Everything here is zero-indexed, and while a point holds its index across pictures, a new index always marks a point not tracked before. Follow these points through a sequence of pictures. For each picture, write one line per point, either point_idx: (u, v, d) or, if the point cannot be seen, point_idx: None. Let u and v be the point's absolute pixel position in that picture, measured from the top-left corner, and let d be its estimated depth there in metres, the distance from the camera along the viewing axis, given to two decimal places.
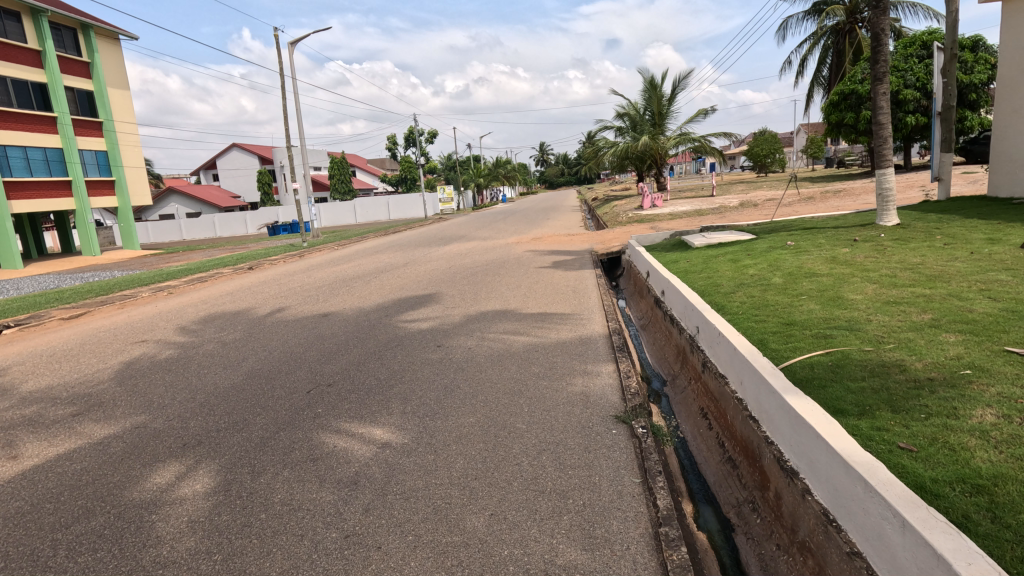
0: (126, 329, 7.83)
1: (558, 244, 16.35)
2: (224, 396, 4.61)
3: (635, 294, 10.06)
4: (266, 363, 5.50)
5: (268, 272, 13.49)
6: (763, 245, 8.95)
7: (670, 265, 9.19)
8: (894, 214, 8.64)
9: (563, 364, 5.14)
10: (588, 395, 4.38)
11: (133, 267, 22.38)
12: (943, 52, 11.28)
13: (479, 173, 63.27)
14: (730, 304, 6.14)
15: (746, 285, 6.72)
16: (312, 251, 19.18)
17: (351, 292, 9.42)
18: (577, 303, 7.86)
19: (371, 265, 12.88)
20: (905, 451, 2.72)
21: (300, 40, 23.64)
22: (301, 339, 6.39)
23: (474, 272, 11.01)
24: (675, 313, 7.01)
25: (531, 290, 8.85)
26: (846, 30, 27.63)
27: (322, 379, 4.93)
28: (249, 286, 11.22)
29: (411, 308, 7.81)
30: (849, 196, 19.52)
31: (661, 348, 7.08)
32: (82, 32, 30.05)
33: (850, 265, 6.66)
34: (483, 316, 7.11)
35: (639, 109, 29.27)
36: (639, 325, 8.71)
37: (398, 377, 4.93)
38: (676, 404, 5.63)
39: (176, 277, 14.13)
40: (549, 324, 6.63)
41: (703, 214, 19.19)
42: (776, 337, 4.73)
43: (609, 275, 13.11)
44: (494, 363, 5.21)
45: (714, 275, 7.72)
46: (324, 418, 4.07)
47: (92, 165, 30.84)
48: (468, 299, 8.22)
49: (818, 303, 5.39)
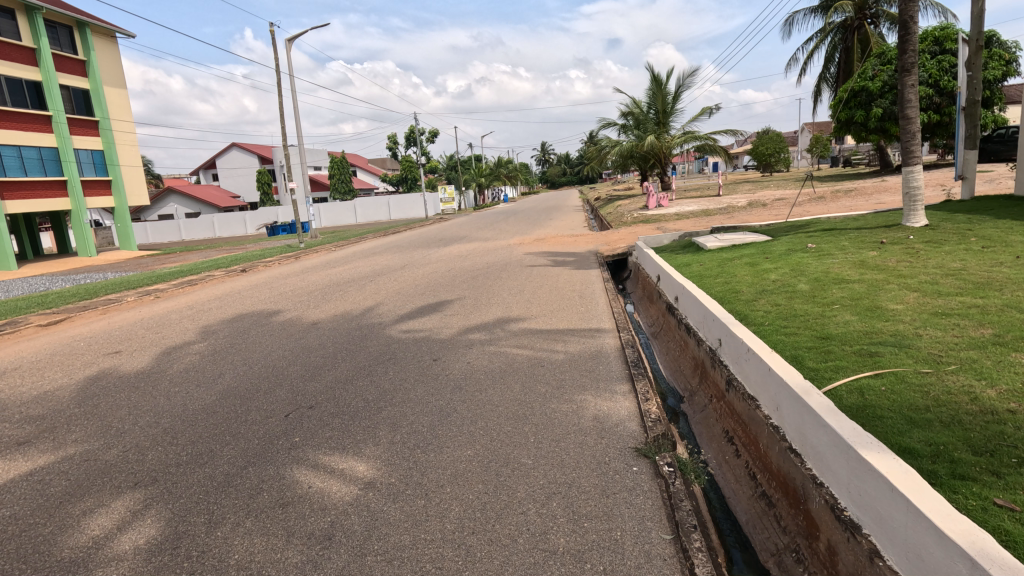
0: (101, 339, 7.29)
1: (560, 245, 15.81)
2: (192, 421, 4.09)
3: (644, 299, 9.55)
4: (245, 378, 4.99)
5: (261, 275, 12.95)
6: (781, 248, 8.43)
7: (682, 269, 8.66)
8: (921, 214, 8.10)
9: (572, 382, 4.63)
10: (602, 421, 3.87)
11: (127, 269, 21.95)
12: (967, 44, 10.80)
13: (480, 173, 62.72)
14: (753, 313, 5.63)
15: (768, 292, 6.19)
16: (309, 252, 18.68)
17: (344, 298, 8.88)
18: (585, 310, 7.35)
19: (368, 268, 12.35)
20: (1005, 511, 2.22)
21: (298, 37, 23.19)
22: (287, 351, 5.86)
23: (475, 275, 10.47)
24: (691, 322, 6.48)
25: (535, 295, 8.32)
26: (854, 26, 27.21)
27: (304, 400, 4.40)
28: (239, 290, 10.70)
29: (407, 315, 7.29)
30: (860, 195, 18.98)
31: (676, 360, 6.55)
32: (77, 30, 29.60)
33: (882, 270, 6.13)
34: (483, 326, 6.59)
35: (644, 107, 28.72)
36: (649, 333, 8.20)
37: (388, 397, 4.41)
38: (695, 424, 5.13)
39: (166, 279, 13.60)
40: (555, 335, 6.12)
41: (710, 214, 18.63)
42: (814, 354, 4.20)
43: (615, 277, 12.59)
44: (496, 381, 4.69)
45: (732, 280, 7.18)
46: (300, 450, 3.55)
47: (88, 164, 30.35)
48: (468, 306, 7.69)
49: (854, 314, 4.87)
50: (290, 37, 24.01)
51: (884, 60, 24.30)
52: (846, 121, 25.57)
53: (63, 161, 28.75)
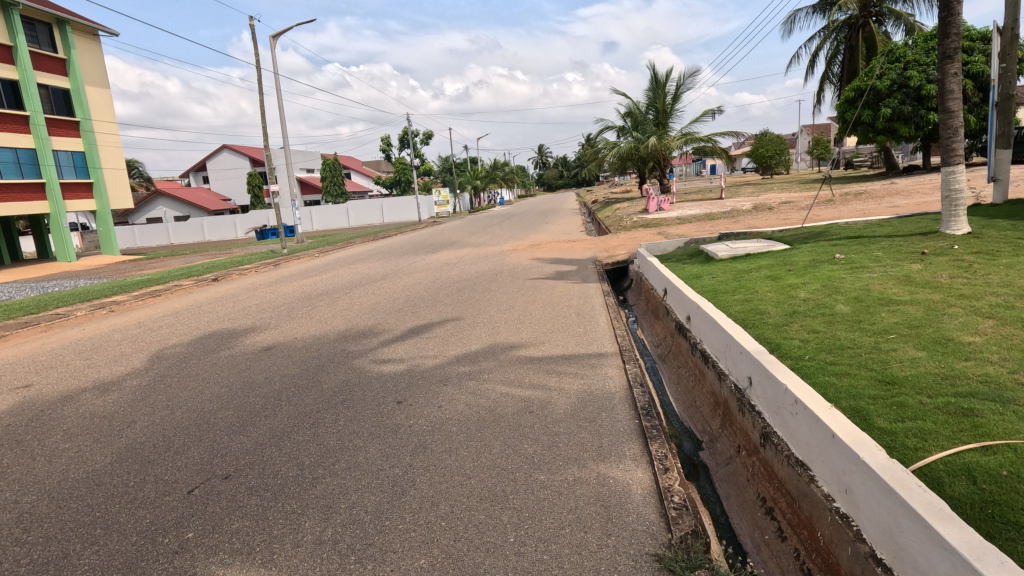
0: (19, 366, 6.22)
1: (557, 251, 14.87)
2: (62, 500, 3.08)
3: (648, 314, 8.62)
4: (158, 430, 3.98)
5: (231, 285, 11.93)
6: (804, 258, 7.49)
7: (692, 283, 7.68)
8: (963, 222, 7.15)
9: (568, 437, 3.65)
10: (607, 503, 2.88)
11: (104, 276, 20.92)
12: (998, 33, 9.88)
13: (477, 175, 61.92)
14: (787, 342, 4.65)
15: (801, 314, 5.21)
16: (290, 258, 17.66)
17: (313, 315, 7.84)
18: (583, 331, 6.36)
19: (346, 278, 11.35)
20: None
21: (283, 34, 22.10)
22: (224, 388, 4.83)
23: (462, 287, 9.49)
24: (708, 349, 5.50)
25: (527, 313, 7.32)
26: (858, 24, 26.38)
27: (219, 466, 3.39)
28: (202, 304, 9.68)
29: (378, 339, 6.28)
30: (870, 199, 18.09)
31: (690, 394, 5.59)
32: (57, 27, 28.50)
33: (937, 288, 5.18)
34: (466, 354, 5.59)
35: (642, 107, 27.80)
36: (656, 356, 7.27)
37: (329, 463, 3.40)
38: (720, 484, 4.16)
39: (130, 289, 12.55)
40: (548, 367, 5.12)
41: (714, 218, 17.74)
42: (885, 407, 3.21)
43: (615, 287, 11.69)
44: (471, 436, 3.70)
45: (754, 297, 6.21)
46: (189, 558, 2.54)
47: (68, 167, 29.25)
48: (450, 328, 6.69)
49: (920, 349, 3.90)
50: (276, 33, 22.95)
51: (892, 59, 23.37)
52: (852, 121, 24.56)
53: (42, 164, 27.62)
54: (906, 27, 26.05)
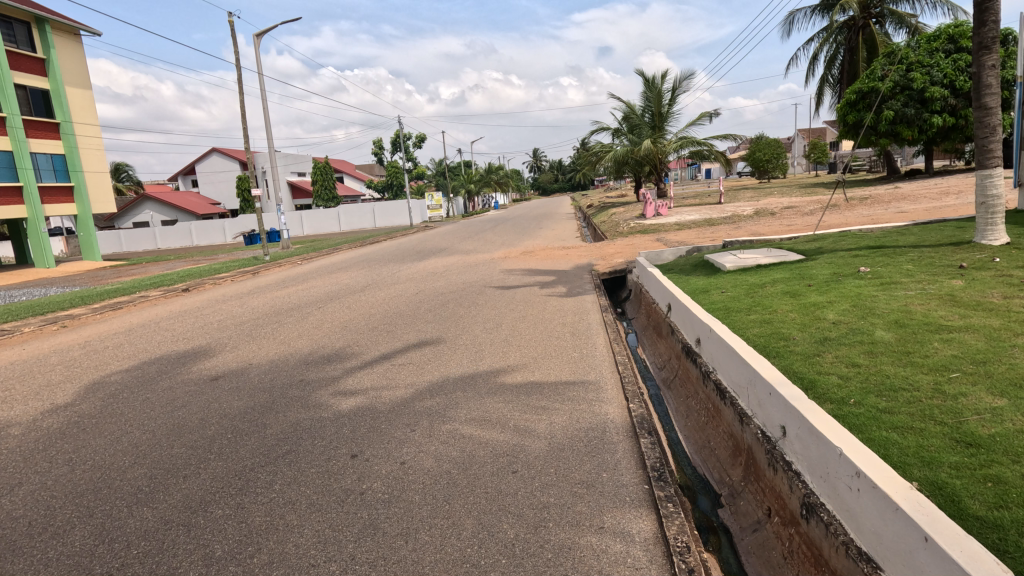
0: None
1: (549, 259, 14.12)
2: None
3: (651, 331, 7.84)
4: (43, 499, 3.16)
5: (200, 297, 11.10)
6: (824, 271, 6.75)
7: (699, 298, 6.91)
8: (1000, 231, 6.38)
9: (560, 513, 2.86)
10: None
11: (77, 283, 19.97)
12: None
13: (471, 179, 61.22)
14: (823, 378, 3.87)
15: (835, 342, 4.44)
16: (270, 266, 16.82)
17: (276, 334, 6.99)
18: (579, 356, 5.56)
19: (322, 289, 10.53)
20: None
21: (266, 32, 21.27)
22: (145, 435, 4.00)
23: (445, 300, 8.71)
24: (725, 381, 4.72)
25: (515, 333, 6.51)
26: (859, 25, 25.86)
27: (99, 561, 2.58)
28: (161, 319, 8.85)
29: (343, 365, 5.47)
30: (876, 205, 17.48)
31: (705, 433, 4.80)
32: (36, 26, 27.51)
33: (991, 310, 4.44)
34: (443, 386, 4.77)
35: (639, 110, 27.10)
36: (659, 381, 6.50)
37: (247, 554, 2.59)
38: (746, 558, 3.38)
39: (90, 301, 11.67)
40: (538, 403, 4.32)
41: (713, 224, 17.08)
42: (978, 484, 2.45)
43: (613, 298, 11.00)
44: (437, 509, 2.92)
45: (772, 318, 5.44)
46: None
47: (47, 170, 28.24)
48: (427, 351, 5.88)
49: (998, 396, 3.14)
50: (259, 32, 22.11)
51: (894, 61, 22.64)
52: (853, 125, 23.90)
53: (19, 167, 26.57)
54: (907, 28, 25.64)
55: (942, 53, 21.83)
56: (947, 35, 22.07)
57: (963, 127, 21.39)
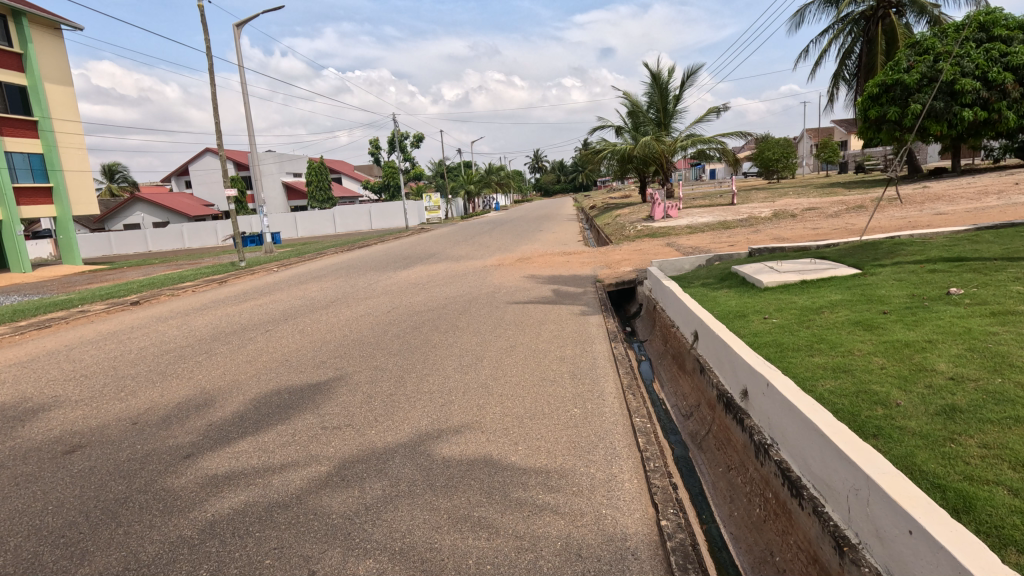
0: None
1: (548, 266, 12.65)
2: None
3: (669, 363, 6.36)
4: None
5: (142, 313, 9.62)
6: (900, 292, 5.24)
7: (736, 325, 5.40)
8: None
9: None
10: None
11: (44, 291, 18.54)
12: None
13: (469, 179, 58.26)
14: (983, 492, 2.36)
15: (972, 414, 2.91)
16: (243, 273, 15.38)
17: (197, 372, 5.52)
18: (583, 416, 4.06)
19: (280, 304, 9.08)
20: None
21: (246, 22, 19.75)
22: None
23: (419, 322, 7.23)
24: (799, 467, 3.18)
25: (499, 375, 4.99)
26: (877, 16, 24.37)
27: None
28: (79, 344, 7.40)
29: (255, 431, 3.95)
30: (908, 206, 16.03)
31: (769, 541, 3.25)
32: (12, 20, 26.00)
33: None
34: (381, 475, 3.25)
35: (643, 106, 25.63)
36: (685, 436, 5.02)
37: None
38: None
39: (22, 316, 10.22)
40: (522, 518, 2.81)
41: (728, 227, 15.58)
42: None
43: (621, 313, 9.55)
44: None
45: (854, 362, 3.91)
46: None
47: (25, 171, 26.73)
48: (378, 406, 4.36)
49: None
50: (240, 21, 20.60)
51: (919, 51, 21.13)
52: (875, 120, 22.14)
53: None
54: (928, 19, 24.19)
55: (972, 43, 20.32)
56: (977, 23, 20.63)
57: (996, 122, 19.54)
